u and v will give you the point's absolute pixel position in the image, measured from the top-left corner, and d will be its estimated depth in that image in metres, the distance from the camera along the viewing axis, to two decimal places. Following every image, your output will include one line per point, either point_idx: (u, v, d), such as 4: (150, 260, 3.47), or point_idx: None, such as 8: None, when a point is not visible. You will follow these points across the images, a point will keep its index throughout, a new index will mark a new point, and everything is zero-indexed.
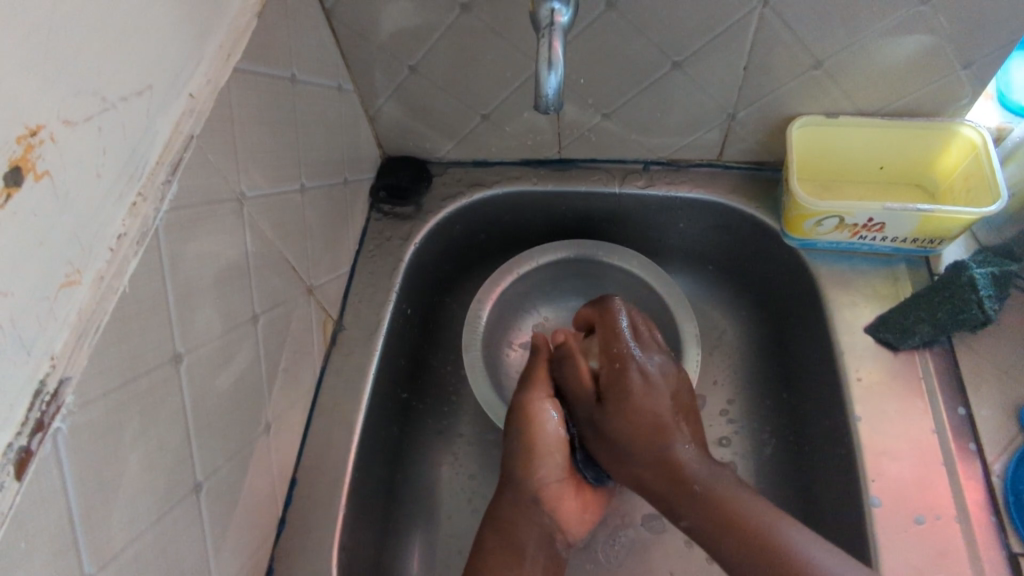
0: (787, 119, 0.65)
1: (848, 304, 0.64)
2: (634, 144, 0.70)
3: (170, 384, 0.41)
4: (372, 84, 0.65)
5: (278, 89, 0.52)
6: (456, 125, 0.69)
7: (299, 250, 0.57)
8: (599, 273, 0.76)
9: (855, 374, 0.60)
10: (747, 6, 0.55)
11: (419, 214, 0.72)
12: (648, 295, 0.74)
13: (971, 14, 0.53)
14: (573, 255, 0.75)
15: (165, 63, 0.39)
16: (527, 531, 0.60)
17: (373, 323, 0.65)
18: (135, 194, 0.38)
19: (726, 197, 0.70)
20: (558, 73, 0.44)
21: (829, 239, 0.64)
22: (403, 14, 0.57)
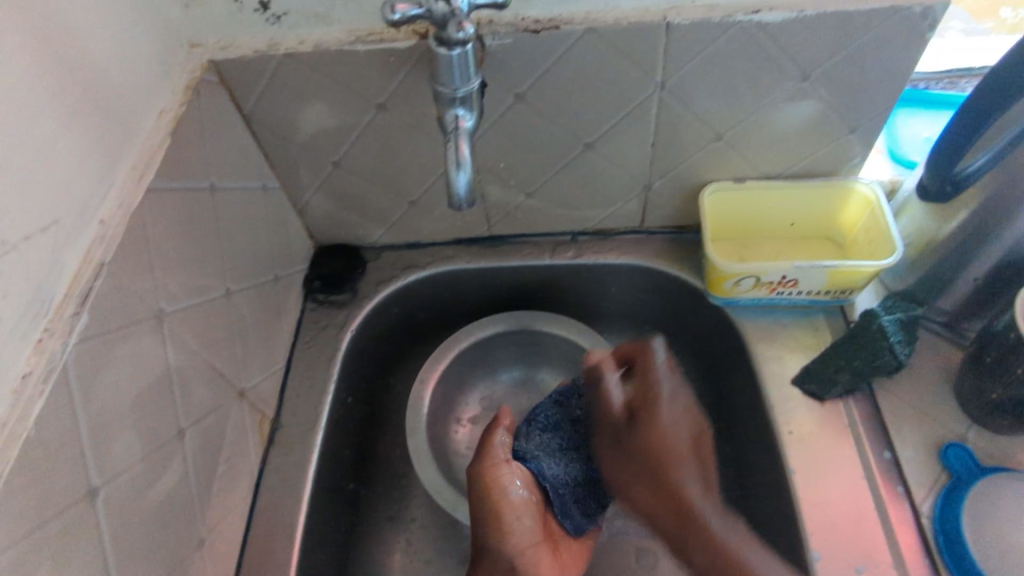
0: (699, 186, 0.69)
1: (775, 358, 0.66)
2: (559, 218, 0.72)
3: (86, 521, 0.39)
4: (297, 180, 0.66)
5: (196, 200, 0.52)
6: (385, 211, 0.71)
7: (229, 353, 0.56)
8: (539, 343, 0.77)
9: (786, 427, 0.62)
10: (646, 92, 0.58)
11: (355, 301, 0.72)
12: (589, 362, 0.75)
13: (847, 87, 0.58)
14: (511, 327, 0.75)
15: (70, 196, 0.40)
16: None
17: (312, 417, 0.64)
18: (40, 331, 0.37)
19: (651, 261, 0.73)
20: (467, 172, 0.46)
21: (750, 297, 0.67)
22: (321, 115, 0.59)
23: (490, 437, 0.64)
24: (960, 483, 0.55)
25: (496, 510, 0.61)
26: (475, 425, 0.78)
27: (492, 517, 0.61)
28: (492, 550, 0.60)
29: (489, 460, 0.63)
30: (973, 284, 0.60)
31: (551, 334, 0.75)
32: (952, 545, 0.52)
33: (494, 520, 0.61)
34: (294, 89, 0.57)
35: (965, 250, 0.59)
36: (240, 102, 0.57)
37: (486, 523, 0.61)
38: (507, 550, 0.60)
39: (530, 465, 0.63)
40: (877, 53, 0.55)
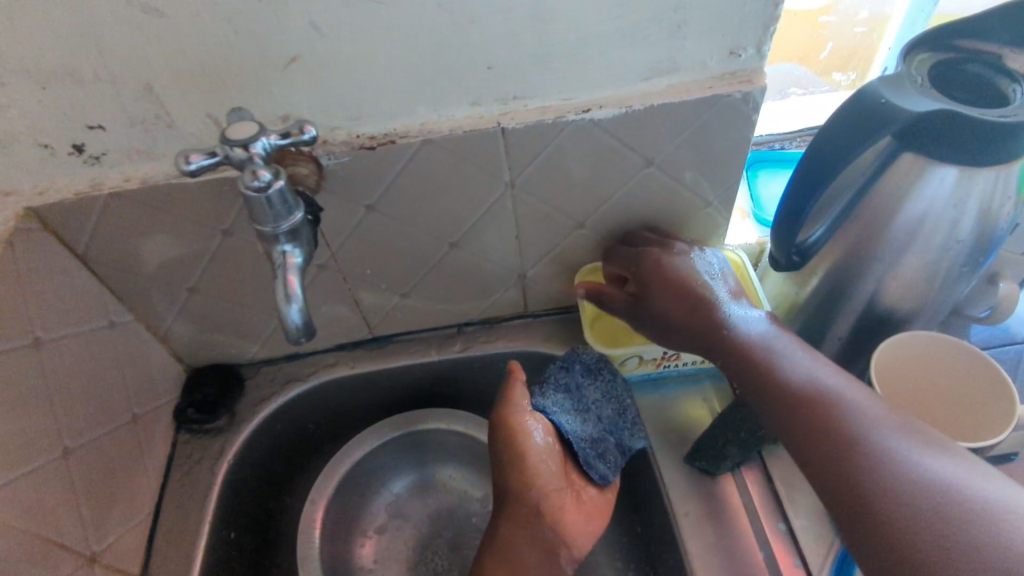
0: (574, 269, 0.69)
1: (668, 434, 0.65)
2: (442, 313, 0.71)
3: None
4: (153, 310, 0.62)
5: (14, 360, 0.48)
6: (256, 328, 0.68)
7: (71, 518, 0.51)
8: (435, 442, 0.75)
9: (683, 510, 0.60)
10: (498, 191, 0.59)
11: (232, 426, 0.68)
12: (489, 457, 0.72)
13: (691, 168, 0.60)
14: (404, 430, 0.73)
15: None
16: (529, 553, 0.52)
17: (184, 567, 0.59)
18: None
19: (540, 345, 0.72)
20: (298, 305, 0.44)
21: (640, 373, 0.67)
22: (164, 246, 0.56)
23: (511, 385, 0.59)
24: None
25: (517, 454, 0.55)
26: (381, 536, 0.72)
27: (512, 462, 0.55)
28: (516, 499, 0.53)
29: (511, 408, 0.57)
30: (839, 342, 0.62)
31: (448, 430, 0.73)
32: None
33: (517, 463, 0.54)
34: (128, 223, 0.54)
35: (825, 311, 0.60)
36: (71, 243, 0.54)
37: (507, 466, 0.55)
38: (531, 497, 0.53)
39: (547, 411, 0.58)
40: (710, 135, 0.58)
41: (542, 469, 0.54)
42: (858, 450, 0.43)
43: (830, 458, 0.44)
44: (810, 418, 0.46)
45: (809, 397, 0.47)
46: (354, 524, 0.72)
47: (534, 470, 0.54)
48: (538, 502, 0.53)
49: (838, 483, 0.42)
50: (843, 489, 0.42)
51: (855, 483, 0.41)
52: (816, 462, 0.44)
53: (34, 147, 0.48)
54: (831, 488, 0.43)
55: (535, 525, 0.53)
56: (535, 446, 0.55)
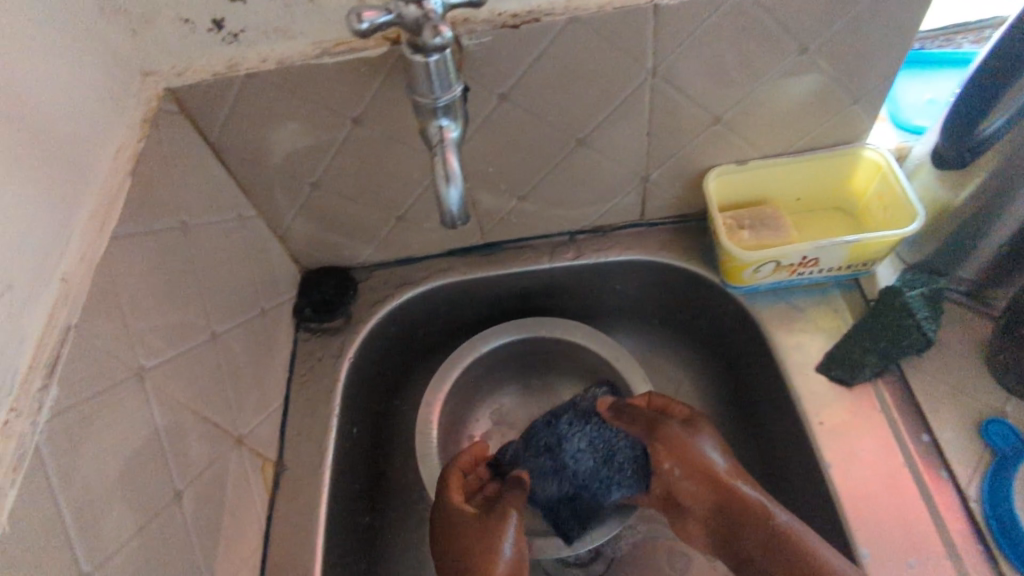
0: (701, 173, 0.65)
1: (796, 346, 0.63)
2: (555, 219, 0.69)
3: None
4: (275, 206, 0.62)
5: (166, 243, 0.48)
6: (370, 229, 0.67)
7: (220, 401, 0.53)
8: (550, 350, 0.73)
9: (816, 420, 0.59)
10: (636, 80, 0.55)
11: (350, 326, 0.68)
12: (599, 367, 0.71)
13: (848, 54, 0.55)
14: (522, 334, 0.72)
15: (23, 256, 0.36)
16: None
17: (316, 456, 0.61)
18: (5, 411, 0.33)
19: (656, 254, 0.70)
20: (457, 187, 0.43)
21: (768, 282, 0.64)
22: (293, 135, 0.55)
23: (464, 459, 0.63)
24: (1007, 463, 0.53)
25: (449, 531, 0.56)
26: (489, 440, 0.74)
27: (450, 533, 0.56)
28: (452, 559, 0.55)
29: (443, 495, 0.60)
30: (998, 253, 0.57)
31: (557, 339, 0.72)
32: (1007, 530, 0.50)
33: (454, 531, 0.56)
34: (261, 110, 0.53)
35: (984, 218, 0.56)
36: (205, 130, 0.53)
37: (456, 535, 0.56)
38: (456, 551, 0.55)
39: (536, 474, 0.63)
40: (879, 16, 0.52)
41: (490, 544, 0.55)
42: (829, 572, 0.49)
43: (773, 534, 0.53)
44: (736, 509, 0.55)
45: (742, 511, 0.55)
46: (463, 428, 0.74)
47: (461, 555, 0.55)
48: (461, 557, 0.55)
49: (783, 554, 0.52)
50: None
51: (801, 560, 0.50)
52: (765, 555, 0.53)
53: (176, 21, 0.46)
54: (782, 567, 0.52)
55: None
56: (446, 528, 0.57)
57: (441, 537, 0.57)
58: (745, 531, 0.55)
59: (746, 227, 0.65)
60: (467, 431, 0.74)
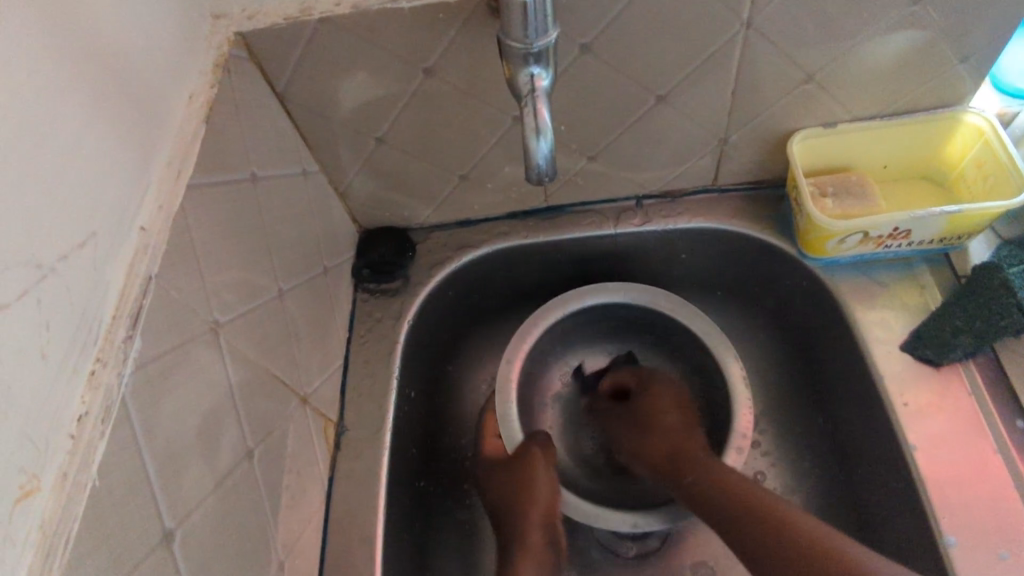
0: (784, 137, 0.61)
1: (880, 322, 0.59)
2: (623, 182, 0.66)
3: (167, 568, 0.35)
4: (338, 162, 0.60)
5: (236, 195, 0.47)
6: (432, 188, 0.65)
7: (287, 359, 0.52)
8: (645, 321, 0.69)
9: (900, 399, 0.56)
10: (729, 32, 0.51)
11: (408, 288, 0.67)
12: (691, 344, 0.67)
13: (964, 7, 0.50)
14: (620, 296, 0.67)
15: (105, 201, 0.35)
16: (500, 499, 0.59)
17: (377, 418, 0.60)
18: (92, 362, 0.32)
19: (727, 222, 0.67)
20: (547, 140, 0.40)
21: (852, 254, 0.60)
22: (362, 86, 0.53)
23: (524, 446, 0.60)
24: None
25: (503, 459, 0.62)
26: None
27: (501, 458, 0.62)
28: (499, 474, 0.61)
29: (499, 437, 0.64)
30: None
31: (637, 306, 0.68)
32: None
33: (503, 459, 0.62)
34: (332, 59, 0.50)
35: None
36: (273, 79, 0.51)
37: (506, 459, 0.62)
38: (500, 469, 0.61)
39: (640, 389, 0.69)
40: None
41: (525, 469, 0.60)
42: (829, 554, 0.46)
43: (753, 499, 0.52)
44: (719, 475, 0.54)
45: (723, 479, 0.54)
46: None
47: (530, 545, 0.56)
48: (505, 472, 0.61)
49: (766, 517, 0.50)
50: (805, 547, 0.47)
51: (778, 527, 0.49)
52: (739, 521, 0.51)
53: None
54: (758, 528, 0.50)
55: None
56: (538, 500, 0.58)
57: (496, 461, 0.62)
58: (706, 497, 0.54)
59: (829, 195, 0.61)
60: None
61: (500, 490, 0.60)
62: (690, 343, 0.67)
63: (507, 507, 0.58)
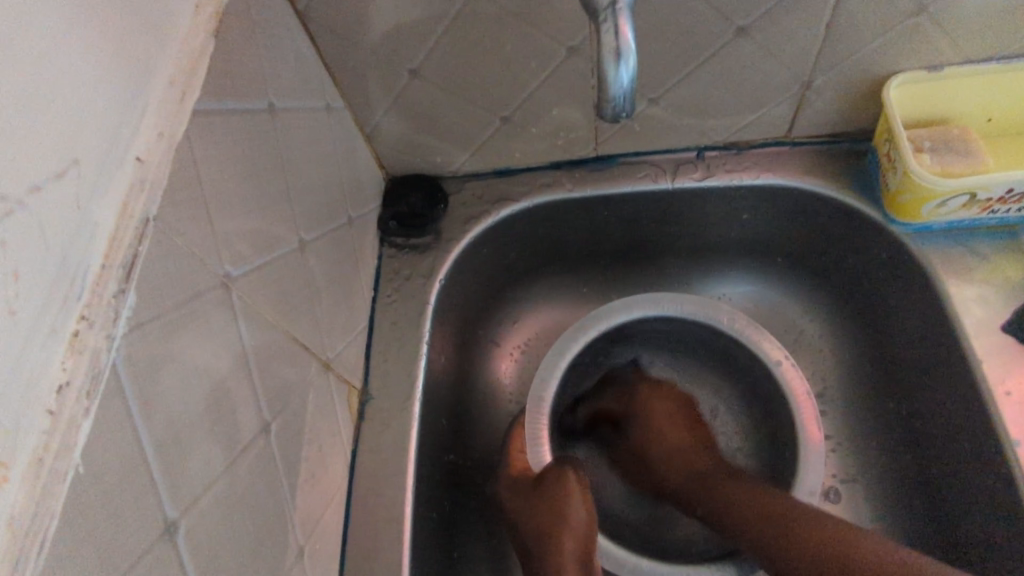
0: (879, 81, 0.53)
1: (977, 298, 0.53)
2: (686, 130, 0.58)
3: (170, 565, 0.29)
4: (366, 97, 0.53)
5: (250, 128, 0.40)
6: (470, 131, 0.57)
7: (308, 320, 0.46)
8: (701, 338, 0.63)
9: (1000, 388, 0.50)
10: None
11: (440, 243, 0.61)
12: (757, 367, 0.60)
13: None
14: (678, 311, 0.61)
15: (92, 121, 0.28)
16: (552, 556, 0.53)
17: (406, 386, 0.55)
18: (77, 321, 0.26)
19: (801, 179, 0.59)
20: (629, 66, 0.33)
21: (948, 219, 0.53)
22: (397, 6, 0.45)
23: (554, 469, 0.56)
24: None
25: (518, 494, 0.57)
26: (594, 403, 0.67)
27: (518, 497, 0.57)
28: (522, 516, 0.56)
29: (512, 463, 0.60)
30: None
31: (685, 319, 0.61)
32: None
33: (520, 497, 0.57)
34: None
35: None
36: None
37: (521, 500, 0.57)
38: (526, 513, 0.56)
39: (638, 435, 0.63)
40: None
41: (552, 499, 0.55)
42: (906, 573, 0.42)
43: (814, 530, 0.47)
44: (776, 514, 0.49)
45: (765, 506, 0.50)
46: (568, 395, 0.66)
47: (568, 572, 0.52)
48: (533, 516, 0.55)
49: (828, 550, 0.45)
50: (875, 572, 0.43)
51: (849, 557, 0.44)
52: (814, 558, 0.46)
53: None
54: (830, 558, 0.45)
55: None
56: (572, 528, 0.54)
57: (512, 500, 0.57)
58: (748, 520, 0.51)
59: (926, 150, 0.53)
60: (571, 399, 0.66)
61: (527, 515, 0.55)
62: (744, 359, 0.61)
63: (538, 534, 0.54)
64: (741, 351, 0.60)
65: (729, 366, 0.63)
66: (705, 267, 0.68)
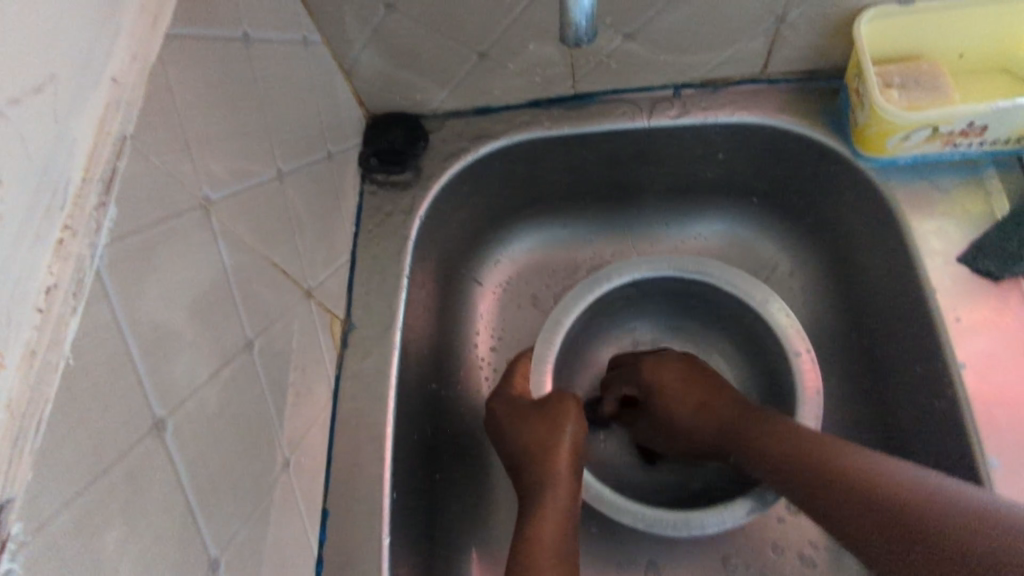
0: (850, 16, 0.53)
1: (936, 231, 0.55)
2: (662, 67, 0.59)
3: (158, 459, 0.32)
4: (342, 31, 0.53)
5: (225, 56, 0.41)
6: (448, 68, 0.58)
7: (289, 249, 0.48)
8: (696, 292, 0.64)
9: (952, 314, 0.52)
10: None
11: (420, 181, 0.62)
12: (757, 324, 0.61)
13: None
14: (686, 274, 0.62)
15: (65, 37, 0.29)
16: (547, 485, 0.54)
17: (387, 317, 0.57)
18: (60, 229, 0.28)
19: (774, 116, 0.60)
20: None
21: (913, 153, 0.55)
22: None
23: (557, 394, 0.59)
24: None
25: (516, 414, 0.59)
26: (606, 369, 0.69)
27: (515, 419, 0.59)
28: (518, 437, 0.58)
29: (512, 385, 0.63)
30: None
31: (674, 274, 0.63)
32: None
33: (517, 419, 0.59)
34: None
35: None
36: None
37: (516, 422, 0.58)
38: (523, 437, 0.57)
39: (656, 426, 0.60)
40: None
41: (554, 426, 0.57)
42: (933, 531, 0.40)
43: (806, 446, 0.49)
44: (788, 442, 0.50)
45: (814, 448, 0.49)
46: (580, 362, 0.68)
47: (559, 486, 0.54)
48: (530, 440, 0.57)
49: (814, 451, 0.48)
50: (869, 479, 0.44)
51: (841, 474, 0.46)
52: (819, 486, 0.47)
53: None
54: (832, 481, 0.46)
55: (566, 539, 0.52)
56: (565, 453, 0.56)
57: (509, 423, 0.59)
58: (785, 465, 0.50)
59: (894, 87, 0.54)
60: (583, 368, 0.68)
61: (523, 434, 0.58)
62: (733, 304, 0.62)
63: (531, 450, 0.57)
64: (735, 300, 0.62)
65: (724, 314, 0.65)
66: (683, 206, 0.70)
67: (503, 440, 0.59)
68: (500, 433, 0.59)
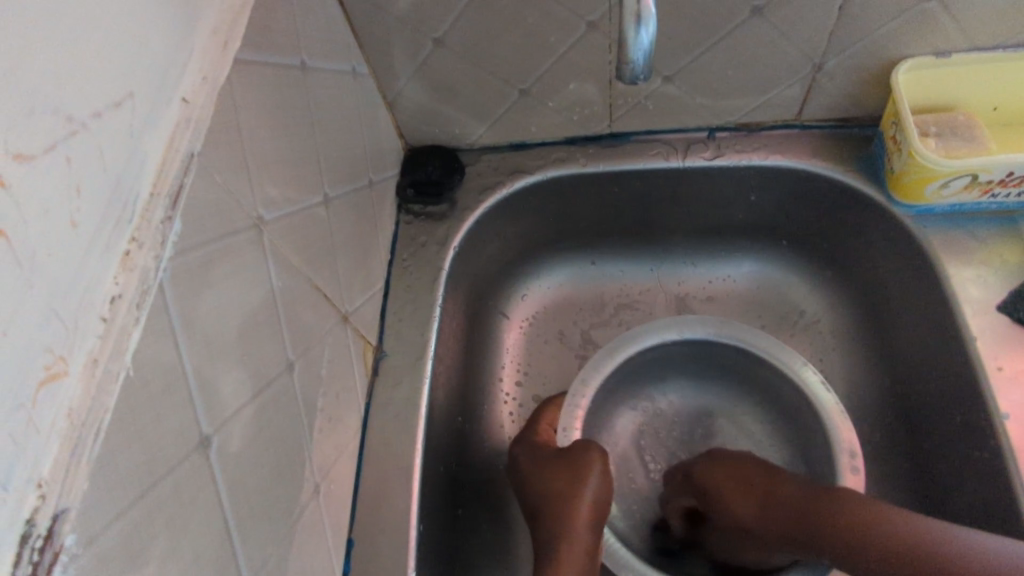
0: (887, 67, 0.54)
1: (974, 279, 0.54)
2: (699, 109, 0.60)
3: (201, 476, 0.31)
4: (390, 64, 0.55)
5: (284, 83, 0.42)
6: (488, 104, 0.59)
7: (330, 272, 0.48)
8: (722, 355, 0.63)
9: (993, 363, 0.51)
10: None
11: (455, 212, 0.63)
12: (793, 393, 0.60)
13: None
14: (708, 334, 0.62)
15: (147, 57, 0.30)
16: (569, 539, 0.53)
17: (419, 345, 0.57)
18: (127, 241, 0.28)
19: (809, 161, 0.60)
20: (648, 30, 0.35)
21: (951, 202, 0.55)
22: None
23: (581, 443, 0.58)
24: None
25: (535, 460, 0.58)
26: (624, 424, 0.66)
27: (534, 466, 0.58)
28: (537, 482, 0.57)
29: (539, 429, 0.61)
30: None
31: (698, 335, 0.62)
32: None
33: (536, 464, 0.58)
34: None
35: None
36: None
37: (538, 468, 0.58)
38: (543, 484, 0.56)
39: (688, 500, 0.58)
40: None
41: (575, 477, 0.55)
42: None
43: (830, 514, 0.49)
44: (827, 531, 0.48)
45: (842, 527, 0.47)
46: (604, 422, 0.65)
47: (576, 543, 0.53)
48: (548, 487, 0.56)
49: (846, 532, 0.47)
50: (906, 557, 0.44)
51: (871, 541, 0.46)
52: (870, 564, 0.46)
53: None
54: (829, 543, 0.48)
55: None
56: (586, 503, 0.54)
57: (529, 468, 0.58)
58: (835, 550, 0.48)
59: (931, 135, 0.54)
60: (606, 427, 0.65)
61: (542, 492, 0.56)
62: (756, 364, 0.62)
63: (551, 498, 0.56)
64: (760, 362, 0.61)
65: (749, 375, 0.63)
66: (713, 247, 0.70)
67: (524, 483, 0.58)
68: (521, 476, 0.59)
